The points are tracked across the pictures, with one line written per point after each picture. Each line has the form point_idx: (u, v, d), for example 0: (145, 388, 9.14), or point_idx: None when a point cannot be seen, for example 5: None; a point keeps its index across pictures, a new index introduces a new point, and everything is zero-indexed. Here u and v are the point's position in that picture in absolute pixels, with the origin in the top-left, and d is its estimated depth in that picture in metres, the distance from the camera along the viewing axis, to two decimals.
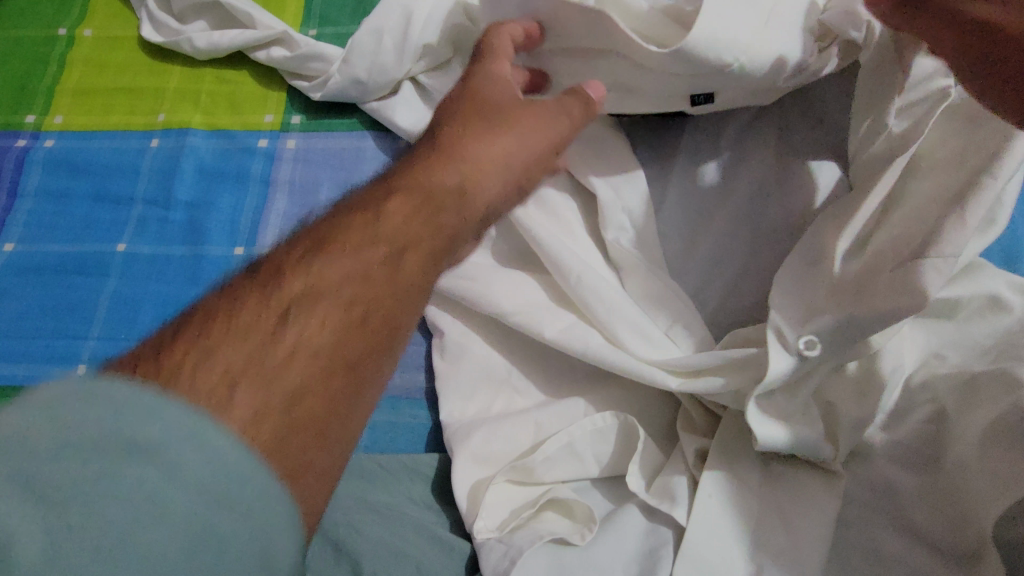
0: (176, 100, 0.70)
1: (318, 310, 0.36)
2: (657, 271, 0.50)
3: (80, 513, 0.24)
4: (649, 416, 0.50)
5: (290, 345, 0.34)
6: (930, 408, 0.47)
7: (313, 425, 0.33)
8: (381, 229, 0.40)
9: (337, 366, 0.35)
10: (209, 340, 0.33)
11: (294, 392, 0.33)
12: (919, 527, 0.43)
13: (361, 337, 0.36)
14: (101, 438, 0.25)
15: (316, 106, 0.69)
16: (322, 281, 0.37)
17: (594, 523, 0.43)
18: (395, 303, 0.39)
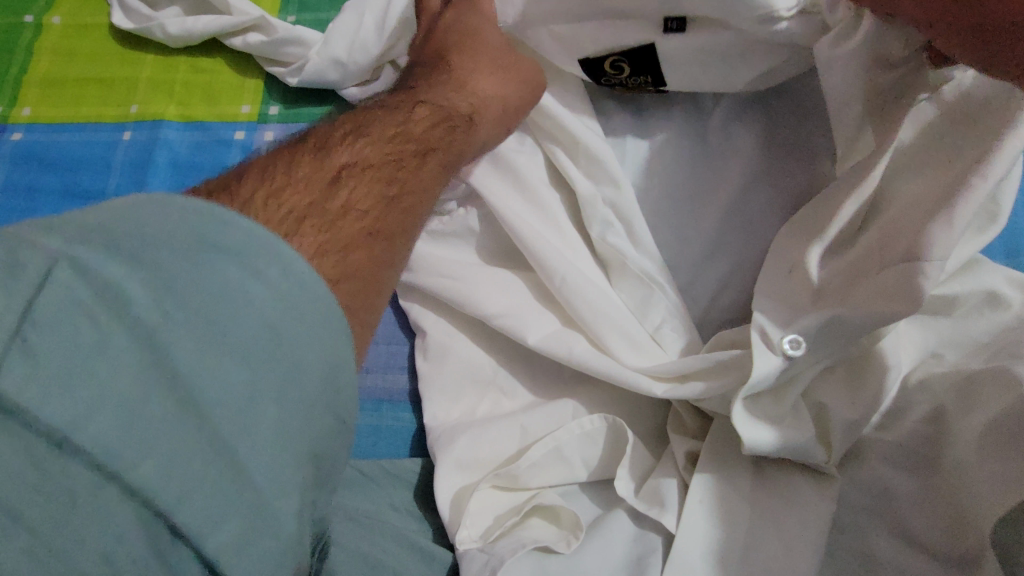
0: (150, 90, 0.68)
1: (364, 179, 0.38)
2: (644, 270, 0.48)
3: (164, 325, 0.27)
4: (639, 417, 0.49)
5: (340, 197, 0.37)
6: (928, 407, 0.45)
7: (361, 290, 0.35)
8: (413, 130, 0.44)
9: (382, 226, 0.38)
10: (269, 188, 0.35)
11: (345, 244, 0.35)
12: (916, 532, 0.42)
13: (400, 209, 0.39)
14: (175, 260, 0.29)
15: (293, 96, 0.66)
16: (362, 151, 0.40)
17: (580, 530, 0.42)
18: (423, 185, 0.42)
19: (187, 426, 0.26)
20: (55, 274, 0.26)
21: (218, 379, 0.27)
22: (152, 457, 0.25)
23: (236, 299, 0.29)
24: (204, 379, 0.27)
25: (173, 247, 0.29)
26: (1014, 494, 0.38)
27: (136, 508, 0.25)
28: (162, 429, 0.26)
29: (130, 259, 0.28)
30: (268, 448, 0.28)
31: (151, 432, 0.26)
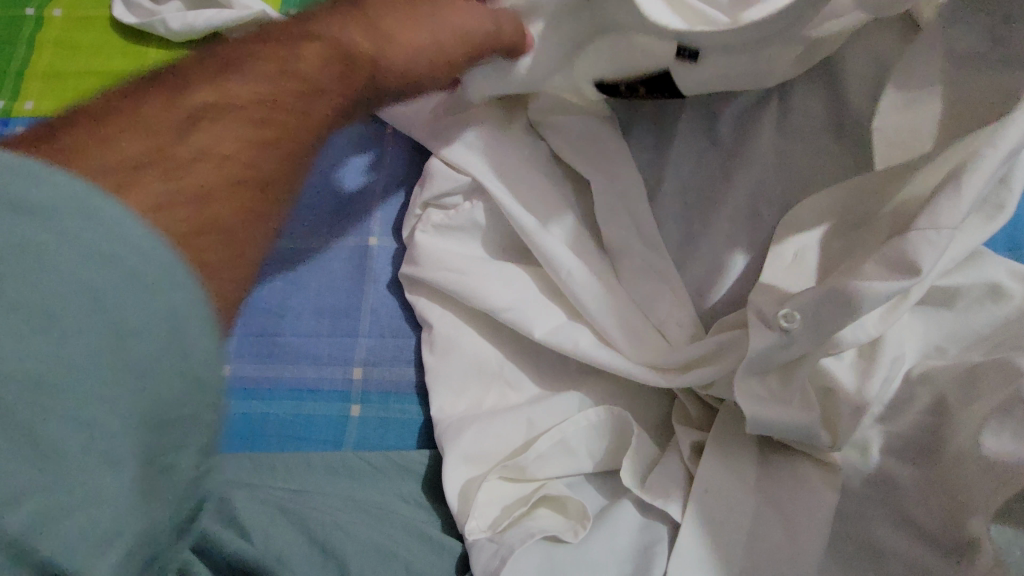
0: None
1: (227, 123, 0.36)
2: (652, 264, 0.49)
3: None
4: (644, 409, 0.49)
5: (193, 144, 0.34)
6: (930, 399, 0.46)
7: (227, 243, 0.33)
8: (297, 69, 0.39)
9: (249, 181, 0.35)
10: (103, 133, 0.34)
11: (200, 193, 0.33)
12: (917, 521, 0.43)
13: (275, 156, 0.37)
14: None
15: None
16: (242, 92, 0.37)
17: (587, 520, 0.43)
18: (307, 132, 0.39)
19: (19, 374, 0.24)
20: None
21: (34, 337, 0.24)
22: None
23: (68, 244, 0.26)
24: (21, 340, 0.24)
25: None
26: (1013, 483, 0.39)
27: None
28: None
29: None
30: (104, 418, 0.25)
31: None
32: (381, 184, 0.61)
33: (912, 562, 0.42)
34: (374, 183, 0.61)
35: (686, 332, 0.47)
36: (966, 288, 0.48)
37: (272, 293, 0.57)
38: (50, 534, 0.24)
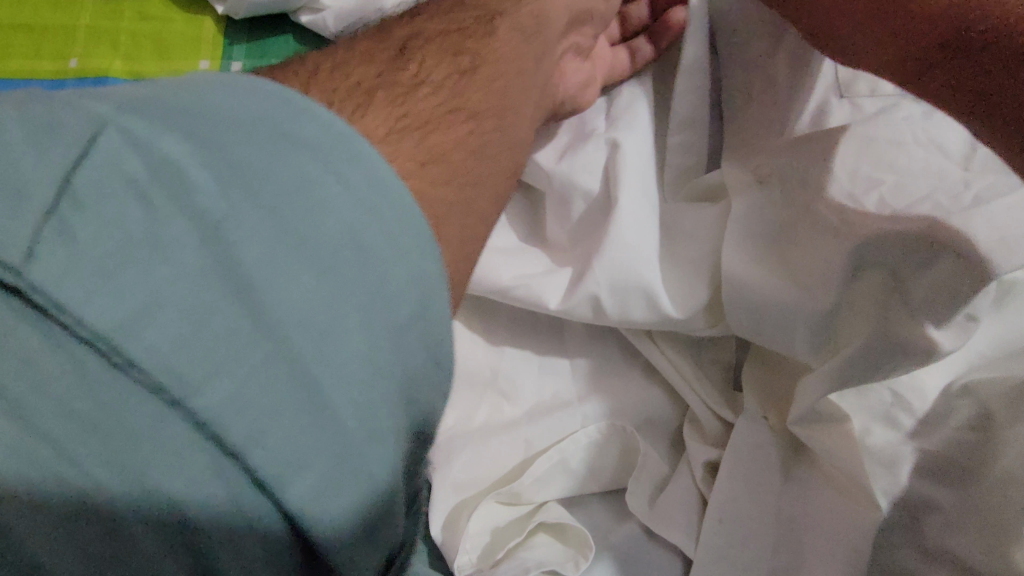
0: (91, 41, 0.58)
1: (431, 54, 0.39)
2: (787, 310, 0.40)
3: (224, 211, 0.24)
4: (654, 425, 0.44)
5: (415, 73, 0.38)
6: (971, 411, 0.42)
7: (448, 171, 0.34)
8: (434, 30, 0.41)
9: (421, 119, 0.35)
10: (398, 94, 0.36)
11: (420, 158, 0.33)
12: (950, 552, 0.39)
13: (449, 80, 0.38)
14: (222, 125, 0.26)
15: (258, 49, 0.57)
16: (428, 71, 0.38)
17: (589, 550, 0.39)
18: (495, 61, 0.41)
19: (264, 350, 0.24)
20: (107, 140, 0.24)
21: (196, 351, 0.22)
22: (303, 277, 0.25)
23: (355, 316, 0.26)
24: (277, 287, 0.24)
25: (230, 113, 0.27)
26: None
27: (211, 439, 0.22)
28: (261, 374, 0.23)
29: (161, 99, 0.26)
30: (339, 472, 0.24)
31: (258, 400, 0.23)
32: None
33: None
34: None
35: (698, 313, 0.43)
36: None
37: None
38: (320, 521, 0.24)
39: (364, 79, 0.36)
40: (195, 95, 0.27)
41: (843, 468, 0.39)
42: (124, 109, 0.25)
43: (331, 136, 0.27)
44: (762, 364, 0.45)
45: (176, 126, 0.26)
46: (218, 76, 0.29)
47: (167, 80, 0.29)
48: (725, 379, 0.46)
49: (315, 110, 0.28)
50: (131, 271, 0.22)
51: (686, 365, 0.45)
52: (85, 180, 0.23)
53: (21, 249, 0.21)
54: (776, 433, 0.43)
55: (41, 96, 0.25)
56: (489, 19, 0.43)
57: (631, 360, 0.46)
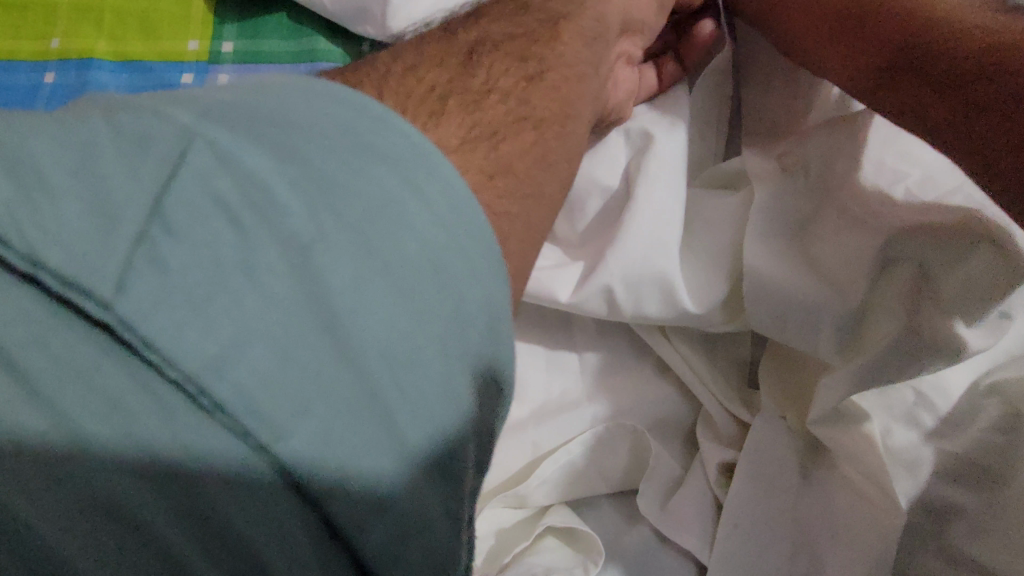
0: (75, 19, 0.55)
1: (499, 58, 0.37)
2: (809, 308, 0.38)
3: (310, 229, 0.22)
4: (666, 425, 0.43)
5: (479, 77, 0.35)
6: (1000, 411, 0.40)
7: (517, 187, 0.32)
8: (498, 32, 0.39)
9: (492, 130, 0.33)
10: (464, 101, 0.34)
11: (487, 172, 0.31)
12: (973, 558, 0.38)
13: (512, 86, 0.36)
14: (303, 136, 0.24)
15: (250, 28, 0.54)
16: (495, 78, 0.36)
17: (598, 556, 0.37)
18: (561, 63, 0.39)
19: (349, 384, 0.21)
20: (195, 155, 0.22)
21: (284, 389, 0.20)
22: (386, 304, 0.22)
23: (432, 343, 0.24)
24: (362, 314, 0.22)
25: (307, 122, 0.25)
26: None
27: (294, 485, 0.20)
28: (344, 412, 0.21)
29: (241, 109, 0.25)
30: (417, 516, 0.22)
31: (349, 441, 0.21)
32: None
33: None
34: None
35: (715, 309, 0.41)
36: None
37: None
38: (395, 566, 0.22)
39: (427, 85, 0.34)
40: (276, 106, 0.25)
41: (862, 470, 0.38)
42: (202, 119, 0.23)
43: (414, 151, 0.26)
44: (781, 361, 0.43)
45: (257, 137, 0.24)
46: (292, 80, 0.27)
47: (239, 85, 0.27)
48: (740, 377, 0.44)
49: (394, 121, 0.26)
50: (218, 299, 0.20)
51: (700, 363, 0.43)
52: (172, 199, 0.21)
53: (109, 277, 0.19)
54: (794, 433, 0.41)
55: (121, 108, 0.23)
56: (552, 22, 0.40)
57: (642, 357, 0.44)
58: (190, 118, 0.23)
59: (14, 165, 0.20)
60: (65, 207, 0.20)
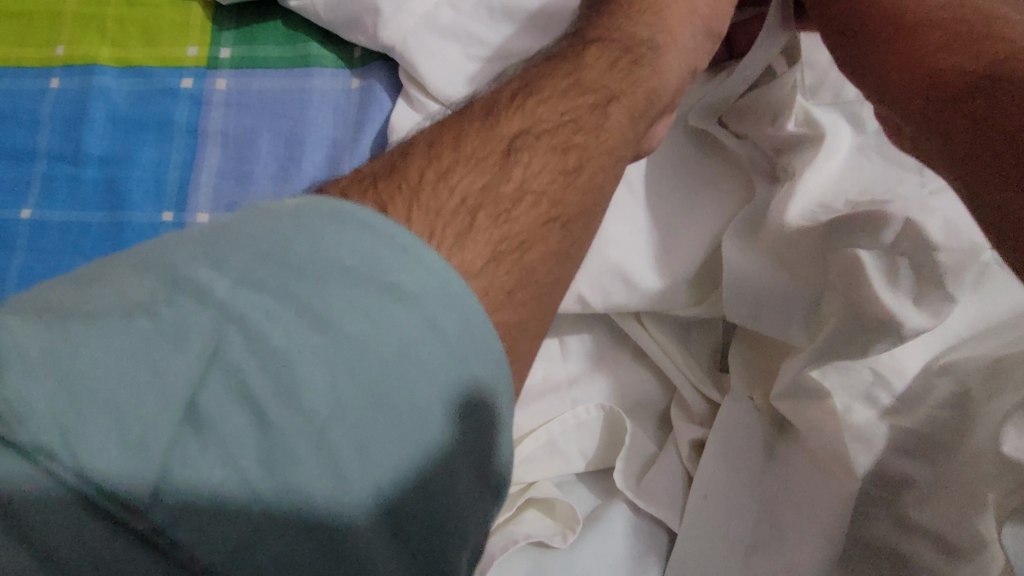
0: (78, 27, 0.58)
1: (540, 153, 0.32)
2: (765, 288, 0.42)
3: (324, 401, 0.23)
4: (642, 406, 0.46)
5: (513, 175, 0.30)
6: (951, 391, 0.43)
7: (537, 298, 0.29)
8: (542, 111, 0.33)
9: (522, 242, 0.29)
10: (496, 205, 0.29)
11: (506, 291, 0.28)
12: (926, 526, 0.40)
13: (549, 181, 0.31)
14: (322, 288, 0.24)
15: (247, 36, 0.57)
16: (531, 175, 0.31)
17: (577, 524, 0.40)
18: (603, 149, 0.34)
19: (362, 552, 0.23)
20: (226, 346, 0.23)
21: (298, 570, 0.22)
22: (400, 465, 0.23)
23: None
24: (373, 482, 0.23)
25: (329, 267, 0.24)
26: None
27: None
28: None
29: (275, 260, 0.24)
30: None
31: None
32: (351, 149, 0.53)
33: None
34: (343, 149, 0.53)
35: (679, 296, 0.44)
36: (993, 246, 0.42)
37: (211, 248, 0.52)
38: None
39: (459, 178, 0.30)
40: (307, 254, 0.24)
41: (816, 440, 0.41)
42: (236, 289, 0.23)
43: (440, 299, 0.25)
44: (748, 338, 0.46)
45: (286, 302, 0.24)
46: (324, 204, 0.26)
47: (276, 207, 0.26)
48: (713, 362, 0.47)
49: (422, 253, 0.25)
50: (237, 499, 0.22)
51: (675, 347, 0.46)
52: (209, 395, 0.22)
53: (143, 484, 0.21)
54: (760, 411, 0.44)
55: (158, 274, 0.24)
56: (603, 102, 0.35)
57: (619, 345, 0.47)
58: (225, 291, 0.23)
59: (59, 367, 0.21)
60: (95, 420, 0.21)
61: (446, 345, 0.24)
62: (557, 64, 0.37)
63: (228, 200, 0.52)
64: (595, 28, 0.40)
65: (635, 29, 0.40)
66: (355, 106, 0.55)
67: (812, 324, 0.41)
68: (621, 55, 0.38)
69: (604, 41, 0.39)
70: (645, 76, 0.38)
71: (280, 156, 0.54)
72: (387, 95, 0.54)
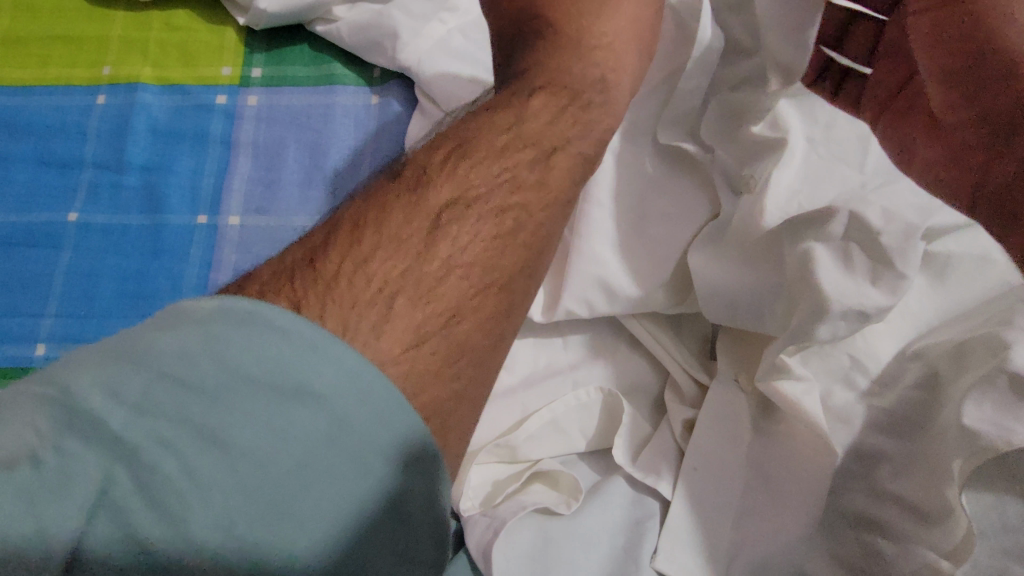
0: (123, 50, 0.63)
1: (470, 223, 0.35)
2: (745, 280, 0.46)
3: (224, 504, 0.24)
4: (638, 389, 0.49)
5: (441, 251, 0.34)
6: (922, 373, 0.47)
7: (473, 365, 0.33)
8: (472, 181, 0.36)
9: (450, 315, 0.33)
10: (426, 281, 0.33)
11: (434, 366, 0.31)
12: (900, 495, 0.43)
13: (481, 249, 0.35)
14: (224, 395, 0.26)
15: (276, 57, 0.63)
16: (465, 246, 0.34)
17: (579, 494, 0.44)
18: (538, 214, 0.37)
19: None
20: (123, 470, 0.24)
21: None
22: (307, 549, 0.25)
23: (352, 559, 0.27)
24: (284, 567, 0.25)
25: (231, 374, 0.26)
26: (992, 448, 0.39)
27: None
28: None
29: (179, 382, 0.26)
30: None
31: None
32: (371, 157, 0.58)
33: (906, 539, 0.42)
34: (363, 157, 0.58)
35: (669, 288, 0.49)
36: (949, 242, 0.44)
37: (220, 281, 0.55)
38: None
39: (393, 249, 0.33)
40: (211, 371, 0.26)
41: (799, 418, 0.43)
42: (137, 418, 0.25)
43: (347, 396, 0.27)
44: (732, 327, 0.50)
45: (188, 425, 0.25)
46: (231, 311, 0.28)
47: (179, 314, 0.28)
48: (702, 350, 0.51)
49: (325, 347, 0.27)
50: None
51: (666, 336, 0.50)
52: (96, 536, 0.24)
53: None
54: (746, 394, 0.47)
55: (53, 410, 0.25)
56: (546, 157, 0.39)
57: (617, 334, 0.51)
58: (121, 424, 0.25)
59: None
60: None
61: (342, 431, 0.27)
62: (498, 117, 0.39)
63: (257, 205, 0.58)
64: (539, 74, 0.42)
65: (585, 69, 0.43)
66: (373, 120, 0.60)
67: (787, 311, 0.44)
68: (568, 102, 0.41)
69: (552, 87, 0.41)
70: (599, 116, 0.42)
71: (305, 165, 0.59)
72: (403, 112, 0.60)
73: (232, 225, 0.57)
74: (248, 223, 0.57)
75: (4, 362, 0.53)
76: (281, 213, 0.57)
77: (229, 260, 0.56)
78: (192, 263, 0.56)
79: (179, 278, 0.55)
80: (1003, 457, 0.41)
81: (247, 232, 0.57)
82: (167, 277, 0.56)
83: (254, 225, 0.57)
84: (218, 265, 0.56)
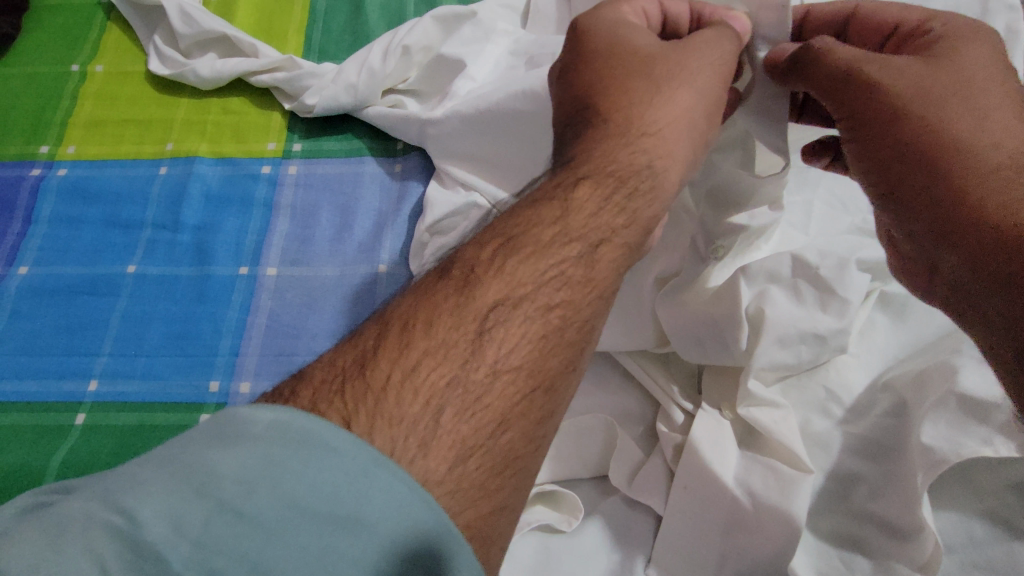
0: (184, 130, 0.74)
1: (516, 324, 0.36)
2: (715, 321, 0.51)
3: None
4: (631, 418, 0.54)
5: (489, 357, 0.34)
6: (889, 402, 0.51)
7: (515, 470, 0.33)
8: (518, 287, 0.37)
9: (497, 422, 0.33)
10: (466, 398, 0.33)
11: (478, 481, 0.32)
12: (876, 515, 0.47)
13: (530, 352, 0.35)
14: (284, 522, 0.28)
15: (314, 136, 0.74)
16: (508, 354, 0.35)
17: (579, 512, 0.48)
18: (580, 320, 0.37)
19: None
20: None
21: None
22: None
23: None
24: None
25: (293, 497, 0.28)
26: (944, 462, 0.44)
27: None
28: None
29: (237, 514, 0.27)
30: None
31: None
32: (394, 218, 0.67)
33: (889, 557, 0.45)
34: (387, 217, 0.67)
35: (656, 326, 0.54)
36: (871, 270, 0.55)
37: (243, 382, 0.59)
38: None
39: (445, 350, 0.34)
40: (268, 502, 0.28)
41: (775, 436, 0.48)
42: (194, 558, 0.27)
43: (390, 521, 0.29)
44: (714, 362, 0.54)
45: (243, 562, 0.27)
46: (287, 428, 0.30)
47: (239, 436, 0.30)
48: (689, 385, 0.55)
49: (378, 475, 0.29)
50: None
51: (655, 370, 0.55)
52: None
53: None
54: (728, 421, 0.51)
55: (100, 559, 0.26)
56: (591, 250, 0.39)
57: (610, 369, 0.56)
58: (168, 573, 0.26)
59: None
60: None
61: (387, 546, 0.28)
62: (526, 210, 0.40)
63: (293, 257, 0.66)
64: (578, 160, 0.42)
65: (624, 154, 0.42)
66: (396, 185, 0.69)
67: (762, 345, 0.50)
68: (611, 190, 0.41)
69: (599, 175, 0.41)
70: (644, 206, 0.42)
71: (336, 224, 0.67)
72: (421, 182, 0.69)
73: (270, 275, 0.65)
74: (284, 273, 0.65)
75: (60, 397, 0.59)
76: (314, 264, 0.65)
77: (266, 306, 0.63)
78: (232, 308, 0.63)
79: (220, 323, 0.62)
80: (959, 471, 0.46)
81: (283, 281, 0.64)
82: (210, 323, 0.62)
83: (290, 275, 0.65)
84: (256, 312, 0.63)
